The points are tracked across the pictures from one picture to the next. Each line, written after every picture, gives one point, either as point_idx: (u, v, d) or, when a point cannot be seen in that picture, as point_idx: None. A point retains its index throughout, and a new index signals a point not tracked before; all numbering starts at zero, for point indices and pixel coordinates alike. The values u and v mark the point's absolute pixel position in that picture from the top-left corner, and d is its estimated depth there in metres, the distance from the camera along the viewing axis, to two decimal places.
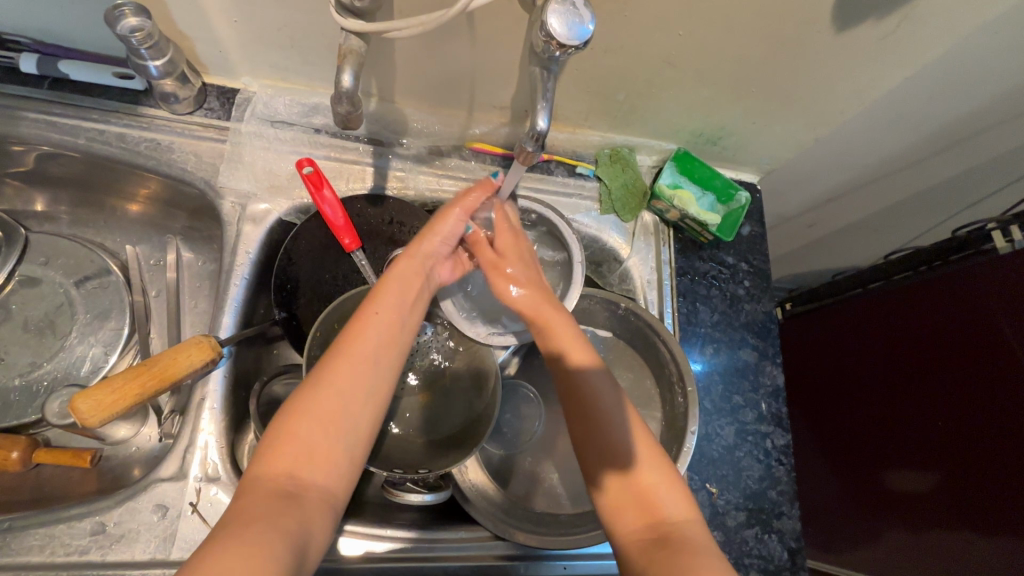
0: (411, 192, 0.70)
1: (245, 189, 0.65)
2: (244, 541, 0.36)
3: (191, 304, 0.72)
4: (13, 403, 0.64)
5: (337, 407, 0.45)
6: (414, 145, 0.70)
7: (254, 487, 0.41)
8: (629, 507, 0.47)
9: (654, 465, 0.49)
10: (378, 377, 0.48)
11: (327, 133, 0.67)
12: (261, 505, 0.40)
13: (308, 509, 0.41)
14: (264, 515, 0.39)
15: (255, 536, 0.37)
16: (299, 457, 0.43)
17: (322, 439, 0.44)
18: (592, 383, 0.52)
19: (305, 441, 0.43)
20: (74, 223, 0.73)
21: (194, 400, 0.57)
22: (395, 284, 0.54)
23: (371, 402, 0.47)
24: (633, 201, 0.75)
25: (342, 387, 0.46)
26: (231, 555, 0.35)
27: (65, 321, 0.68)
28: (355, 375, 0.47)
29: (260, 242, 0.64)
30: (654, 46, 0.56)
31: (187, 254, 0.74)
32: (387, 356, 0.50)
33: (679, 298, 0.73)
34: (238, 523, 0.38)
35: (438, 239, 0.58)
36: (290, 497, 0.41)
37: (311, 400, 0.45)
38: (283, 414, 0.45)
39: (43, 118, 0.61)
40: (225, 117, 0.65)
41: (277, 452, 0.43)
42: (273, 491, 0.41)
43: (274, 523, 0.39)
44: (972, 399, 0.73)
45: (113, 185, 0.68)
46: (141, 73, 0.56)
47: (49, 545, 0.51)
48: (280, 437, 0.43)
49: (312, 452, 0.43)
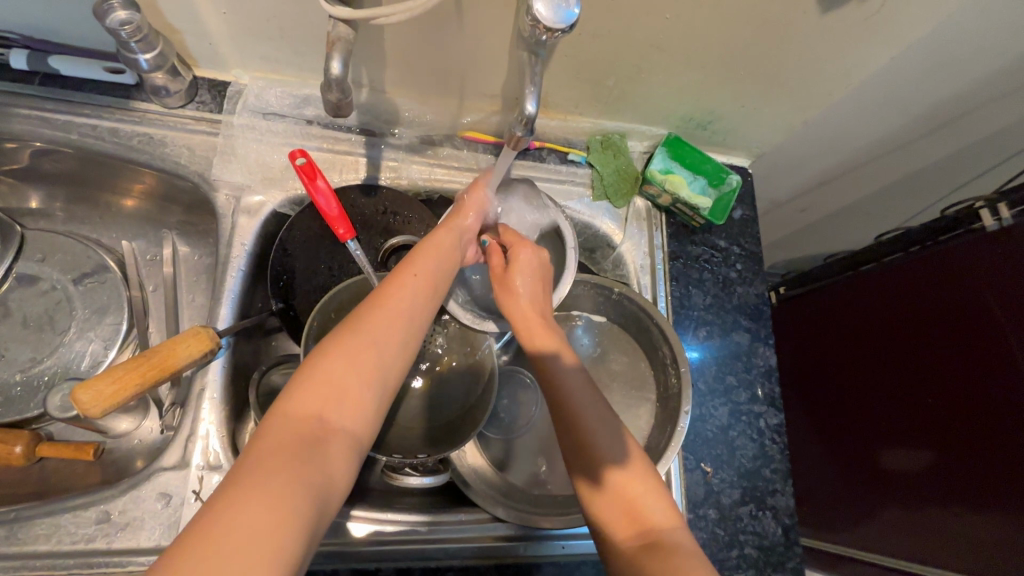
0: (405, 181, 0.70)
1: (238, 182, 0.65)
2: (267, 488, 0.36)
3: (189, 297, 0.73)
4: (15, 398, 0.65)
5: (372, 359, 0.45)
6: (405, 134, 0.70)
7: (281, 428, 0.40)
8: (611, 503, 0.48)
9: (638, 477, 0.49)
10: (406, 335, 0.48)
11: (320, 125, 0.67)
12: (285, 449, 0.39)
13: (331, 454, 0.40)
14: (290, 459, 0.38)
15: (278, 482, 0.36)
16: (327, 399, 0.42)
17: (354, 387, 0.43)
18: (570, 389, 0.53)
19: (337, 383, 0.43)
20: (70, 219, 0.73)
21: (194, 390, 0.58)
22: (431, 247, 0.54)
23: (400, 355, 0.47)
24: (625, 187, 0.75)
25: (377, 336, 0.46)
26: (250, 505, 0.35)
27: (64, 316, 0.69)
28: (390, 324, 0.47)
29: (254, 234, 0.64)
30: (643, 31, 0.57)
31: (184, 248, 0.75)
32: (419, 314, 0.50)
33: (672, 282, 0.73)
34: (258, 466, 0.37)
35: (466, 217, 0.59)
36: (316, 441, 0.40)
37: (350, 347, 0.44)
38: (316, 358, 0.44)
39: (34, 114, 0.61)
40: (217, 109, 0.65)
41: (309, 393, 0.42)
42: (300, 434, 0.40)
43: (298, 470, 0.38)
44: (960, 380, 0.75)
45: (108, 181, 0.69)
46: (134, 62, 0.56)
47: (55, 534, 0.52)
48: (315, 379, 0.43)
49: (343, 398, 0.43)
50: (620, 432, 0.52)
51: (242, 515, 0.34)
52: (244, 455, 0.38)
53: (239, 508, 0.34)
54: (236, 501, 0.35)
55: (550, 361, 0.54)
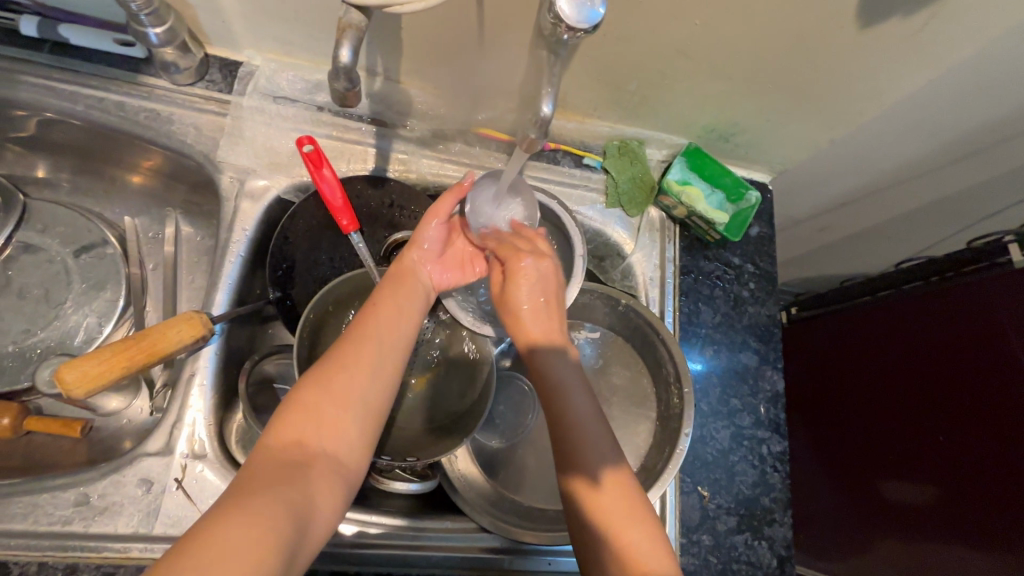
0: (414, 175, 0.69)
1: (244, 165, 0.63)
2: (248, 507, 0.37)
3: (188, 279, 0.72)
4: (7, 369, 0.64)
5: (346, 384, 0.47)
6: (418, 127, 0.68)
7: (263, 458, 0.42)
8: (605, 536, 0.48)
9: (632, 521, 0.48)
10: (381, 361, 0.50)
11: (330, 111, 0.65)
12: (268, 474, 0.40)
13: (314, 478, 0.42)
14: (273, 483, 0.40)
15: (262, 502, 0.38)
16: (307, 427, 0.44)
17: (331, 413, 0.45)
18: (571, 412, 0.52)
19: (313, 414, 0.45)
20: (74, 191, 0.72)
21: (183, 376, 0.57)
22: (395, 277, 0.57)
23: (377, 379, 0.49)
24: (639, 196, 0.73)
25: (351, 364, 0.48)
26: (238, 523, 0.35)
27: (61, 289, 0.68)
28: (363, 351, 0.49)
29: (257, 219, 0.63)
30: (670, 36, 0.54)
31: (186, 228, 0.74)
32: (393, 341, 0.52)
33: (681, 296, 0.71)
34: (239, 494, 0.38)
35: (428, 238, 0.59)
36: (297, 466, 0.42)
37: (325, 376, 0.47)
38: (294, 390, 0.46)
39: (42, 82, 0.60)
40: (227, 89, 0.63)
41: (288, 422, 0.44)
42: (281, 459, 0.42)
43: (281, 493, 0.39)
44: (960, 416, 0.73)
45: (114, 155, 0.68)
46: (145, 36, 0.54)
47: (32, 514, 0.50)
48: (292, 409, 0.45)
49: (321, 424, 0.45)
50: (620, 465, 0.51)
51: (230, 532, 0.35)
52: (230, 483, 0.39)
53: (221, 528, 0.35)
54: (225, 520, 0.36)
55: (552, 376, 0.53)
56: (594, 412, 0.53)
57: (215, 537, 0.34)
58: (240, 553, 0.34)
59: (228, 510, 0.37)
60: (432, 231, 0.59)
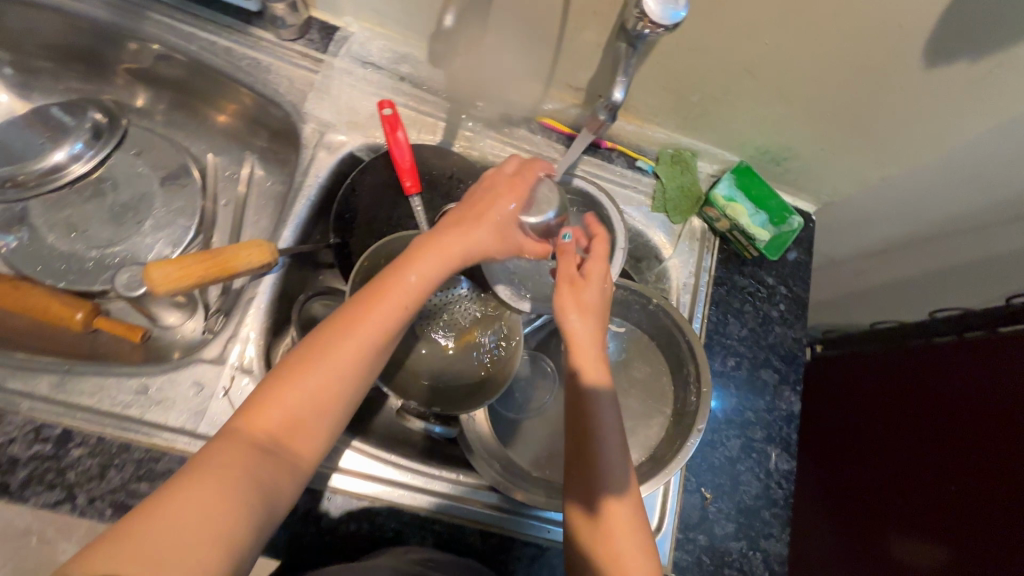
0: (475, 153, 0.73)
1: (326, 118, 0.69)
2: (200, 489, 0.42)
3: (256, 218, 0.78)
4: (87, 271, 0.71)
5: (322, 384, 0.48)
6: (488, 108, 0.72)
7: (236, 437, 0.46)
8: (601, 537, 0.53)
9: (623, 532, 0.53)
10: (368, 359, 0.50)
11: (411, 82, 0.71)
12: (234, 458, 0.45)
13: (279, 466, 0.46)
14: (236, 468, 0.44)
15: (216, 483, 0.43)
16: (280, 424, 0.47)
17: (307, 411, 0.48)
18: (597, 420, 0.55)
19: (287, 411, 0.47)
20: (169, 124, 0.79)
21: (244, 298, 0.62)
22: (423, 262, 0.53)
23: (358, 378, 0.50)
24: (685, 205, 0.75)
25: (337, 364, 0.49)
26: (194, 498, 0.41)
27: (144, 209, 0.75)
28: (353, 352, 0.49)
29: (330, 169, 0.68)
30: (740, 53, 0.58)
31: (260, 172, 0.80)
32: (390, 340, 0.52)
33: (711, 305, 0.74)
34: (199, 466, 0.44)
35: (488, 229, 0.55)
36: (263, 454, 0.46)
37: (308, 369, 0.48)
38: (277, 374, 0.48)
39: (165, 20, 0.67)
40: (323, 49, 0.69)
41: (263, 411, 0.47)
42: (251, 447, 0.46)
43: (240, 476, 0.44)
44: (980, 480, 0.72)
45: (212, 95, 0.75)
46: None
47: (98, 393, 0.54)
48: (267, 399, 0.47)
49: (296, 418, 0.48)
50: (625, 480, 0.54)
51: (185, 507, 0.41)
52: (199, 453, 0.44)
53: (176, 501, 0.41)
54: (186, 492, 0.42)
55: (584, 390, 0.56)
56: (618, 426, 0.56)
57: (172, 505, 0.40)
58: (193, 526, 0.40)
59: (188, 481, 0.42)
60: (489, 226, 0.56)
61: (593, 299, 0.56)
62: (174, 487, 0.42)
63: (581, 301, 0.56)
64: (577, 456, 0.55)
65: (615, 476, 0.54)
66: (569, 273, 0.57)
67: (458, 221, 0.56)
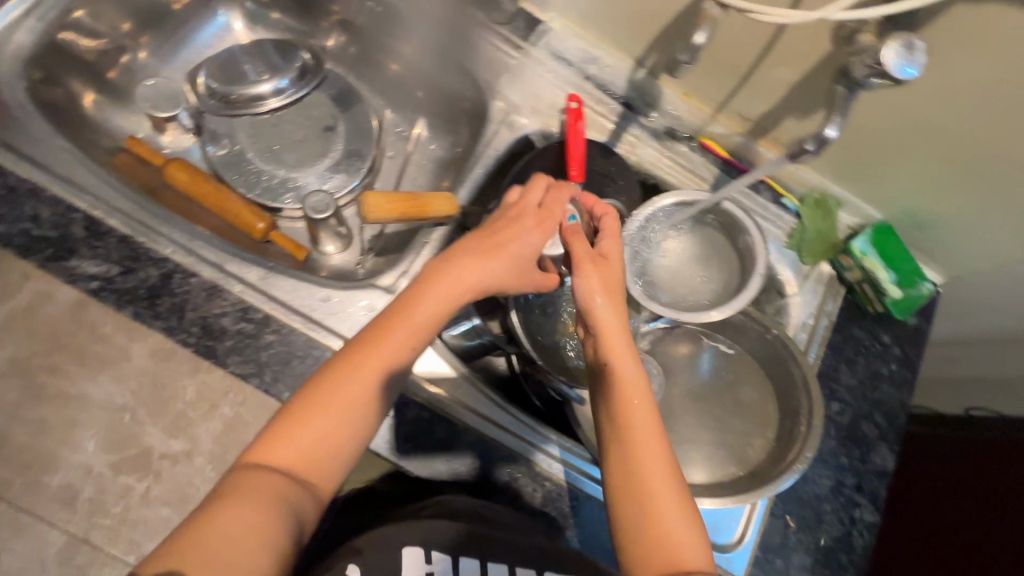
0: (635, 157, 0.77)
1: (513, 100, 0.75)
2: (230, 513, 0.45)
3: (415, 175, 0.85)
4: (273, 188, 0.80)
5: (342, 402, 0.51)
6: (658, 120, 0.77)
7: (261, 466, 0.48)
8: (641, 538, 0.50)
9: (670, 520, 0.50)
10: (383, 376, 0.52)
11: (594, 83, 0.75)
12: (261, 484, 0.47)
13: (307, 480, 0.49)
14: (263, 495, 0.46)
15: (247, 506, 0.45)
16: (306, 444, 0.49)
17: (331, 425, 0.50)
18: (633, 431, 0.53)
19: (307, 432, 0.50)
20: (358, 75, 0.87)
21: (419, 240, 0.70)
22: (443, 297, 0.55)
23: (378, 389, 0.52)
24: (819, 249, 0.78)
25: (353, 383, 0.51)
26: (231, 520, 0.44)
27: (326, 146, 0.83)
28: (370, 372, 0.52)
29: (507, 147, 0.75)
30: (929, 116, 0.61)
31: (427, 135, 0.87)
32: (404, 358, 0.54)
33: (825, 349, 0.76)
34: (228, 496, 0.46)
35: (467, 241, 0.58)
36: (292, 483, 0.48)
37: (323, 393, 0.51)
38: (298, 400, 0.51)
39: None
40: (524, 37, 0.75)
41: (284, 439, 0.49)
42: (277, 473, 0.48)
43: (269, 499, 0.46)
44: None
45: (408, 59, 0.82)
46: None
47: (293, 290, 0.62)
48: (289, 428, 0.50)
49: (323, 433, 0.50)
50: (662, 480, 0.51)
51: (226, 529, 0.44)
52: (222, 488, 0.47)
53: (216, 523, 0.44)
54: (222, 515, 0.44)
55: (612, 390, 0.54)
56: (648, 415, 0.54)
57: (215, 529, 0.43)
58: (239, 542, 0.43)
59: (221, 508, 0.45)
60: (522, 236, 0.58)
61: (614, 275, 0.57)
62: (207, 514, 0.45)
63: (607, 280, 0.56)
64: (608, 455, 0.54)
65: (656, 480, 0.51)
66: (584, 252, 0.56)
67: (458, 245, 0.58)
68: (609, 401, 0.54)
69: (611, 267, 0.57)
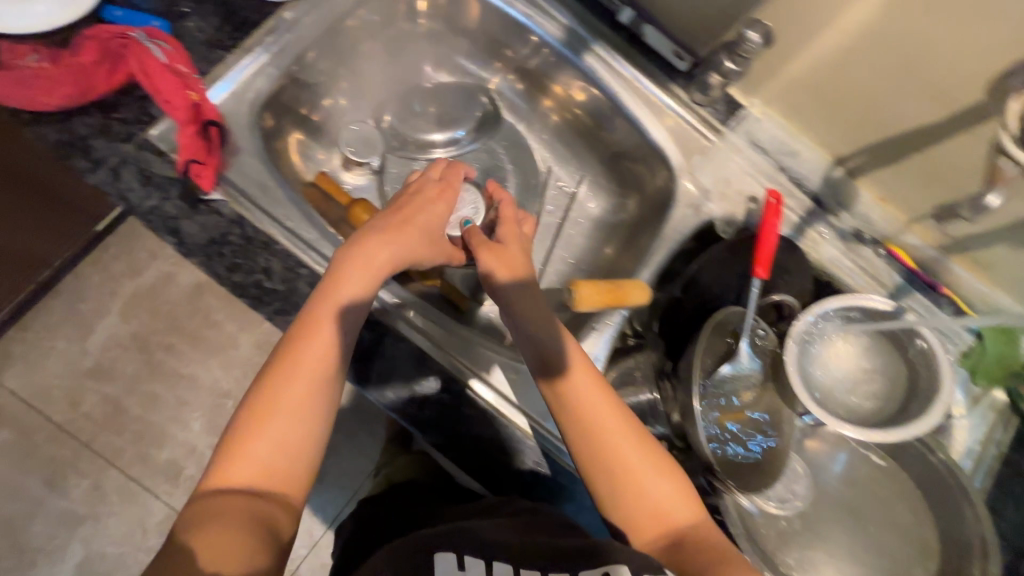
0: (815, 254, 0.74)
1: (702, 183, 0.73)
2: (209, 533, 0.43)
3: (573, 234, 0.85)
4: None
5: (297, 407, 0.50)
6: (846, 221, 0.74)
7: (230, 482, 0.47)
8: (649, 523, 0.52)
9: (676, 508, 0.52)
10: (314, 358, 0.52)
11: (787, 175, 0.73)
12: (233, 501, 0.46)
13: (272, 495, 0.48)
14: (236, 513, 0.45)
15: (223, 528, 0.44)
16: (272, 450, 0.49)
17: (287, 432, 0.49)
18: (574, 403, 0.55)
19: (264, 437, 0.49)
20: (531, 127, 0.87)
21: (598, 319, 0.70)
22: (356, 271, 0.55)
23: (308, 371, 0.51)
24: (996, 374, 0.73)
25: (301, 374, 0.51)
26: (211, 540, 0.43)
27: None
28: (311, 363, 0.52)
29: (691, 230, 0.73)
30: None
31: (589, 194, 0.86)
32: (338, 351, 0.53)
33: (991, 482, 0.72)
34: (201, 518, 0.44)
35: (426, 216, 0.62)
36: (251, 496, 0.47)
37: (278, 393, 0.50)
38: (253, 406, 0.50)
39: (603, 54, 0.73)
40: (723, 121, 0.74)
41: (250, 451, 0.48)
42: (241, 484, 0.47)
43: (237, 514, 0.45)
44: None
45: (589, 121, 0.82)
46: (729, 66, 0.65)
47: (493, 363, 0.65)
48: (250, 437, 0.48)
49: (287, 439, 0.49)
50: (625, 449, 0.53)
51: (205, 550, 0.42)
52: (194, 510, 0.45)
53: (193, 543, 0.42)
54: (200, 535, 0.43)
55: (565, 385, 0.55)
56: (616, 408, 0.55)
57: (192, 547, 0.42)
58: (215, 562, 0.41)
59: (200, 531, 0.43)
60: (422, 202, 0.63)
61: (515, 256, 0.62)
62: (186, 536, 0.43)
63: (509, 263, 0.62)
64: (611, 479, 0.53)
65: (623, 459, 0.53)
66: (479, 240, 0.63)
67: (394, 230, 0.59)
68: (564, 408, 0.55)
69: (523, 254, 0.63)
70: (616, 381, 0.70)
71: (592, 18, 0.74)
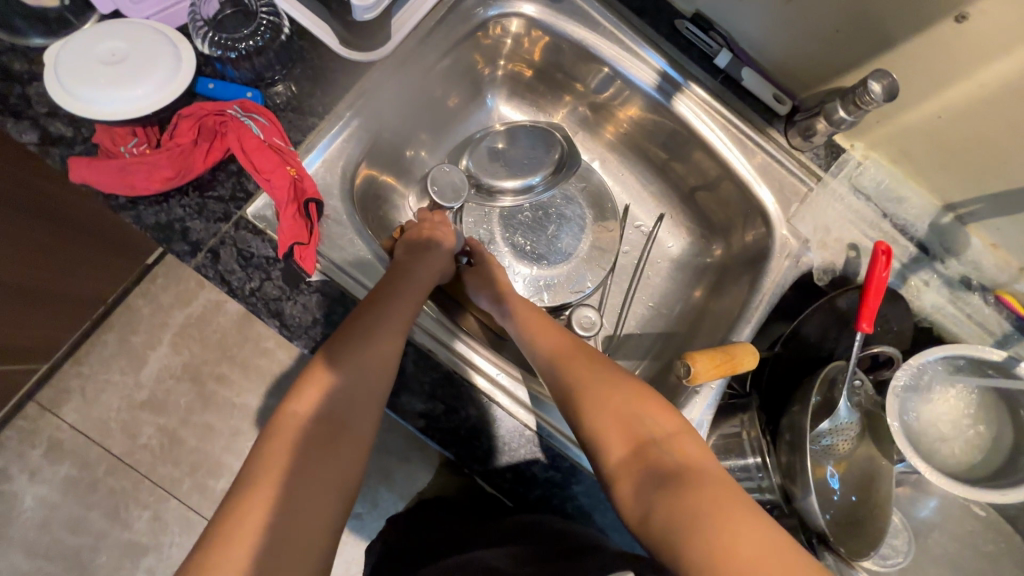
0: (918, 301, 0.69)
1: (802, 233, 0.69)
2: (262, 496, 0.42)
3: (653, 275, 0.83)
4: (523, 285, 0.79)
5: (347, 385, 0.49)
6: (952, 268, 0.70)
7: (280, 440, 0.46)
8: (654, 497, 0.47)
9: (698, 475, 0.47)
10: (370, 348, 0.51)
11: (892, 222, 0.70)
12: (280, 463, 0.45)
13: (329, 463, 0.46)
14: (285, 475, 0.44)
15: (276, 488, 0.43)
16: (316, 417, 0.48)
17: (333, 406, 0.49)
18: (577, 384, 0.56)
19: (316, 408, 0.48)
20: (608, 166, 0.85)
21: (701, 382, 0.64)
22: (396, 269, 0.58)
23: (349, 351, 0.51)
24: None
25: (345, 351, 0.51)
26: (266, 505, 0.42)
27: (572, 241, 0.81)
28: (350, 337, 0.51)
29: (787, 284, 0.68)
30: None
31: (667, 233, 0.84)
32: (390, 333, 0.52)
33: None
34: (253, 485, 0.43)
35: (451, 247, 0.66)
36: (302, 454, 0.45)
37: (328, 369, 0.50)
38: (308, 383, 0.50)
39: (703, 99, 0.70)
40: (825, 167, 0.71)
41: (293, 421, 0.47)
42: (295, 445, 0.46)
43: (287, 477, 0.44)
44: None
45: (674, 162, 0.79)
46: (841, 114, 0.62)
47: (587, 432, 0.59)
48: (302, 410, 0.48)
49: (332, 413, 0.48)
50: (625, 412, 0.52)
51: (261, 507, 0.42)
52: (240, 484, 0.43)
53: (251, 510, 0.42)
54: (252, 503, 0.42)
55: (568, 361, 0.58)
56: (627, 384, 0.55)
57: (248, 512, 0.41)
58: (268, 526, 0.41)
59: (249, 495, 0.43)
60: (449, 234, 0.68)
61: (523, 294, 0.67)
62: (239, 500, 0.42)
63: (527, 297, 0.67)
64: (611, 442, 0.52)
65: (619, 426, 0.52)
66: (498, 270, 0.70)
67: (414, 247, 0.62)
68: (574, 383, 0.56)
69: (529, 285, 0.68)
70: (718, 447, 0.67)
71: (689, 62, 0.71)
